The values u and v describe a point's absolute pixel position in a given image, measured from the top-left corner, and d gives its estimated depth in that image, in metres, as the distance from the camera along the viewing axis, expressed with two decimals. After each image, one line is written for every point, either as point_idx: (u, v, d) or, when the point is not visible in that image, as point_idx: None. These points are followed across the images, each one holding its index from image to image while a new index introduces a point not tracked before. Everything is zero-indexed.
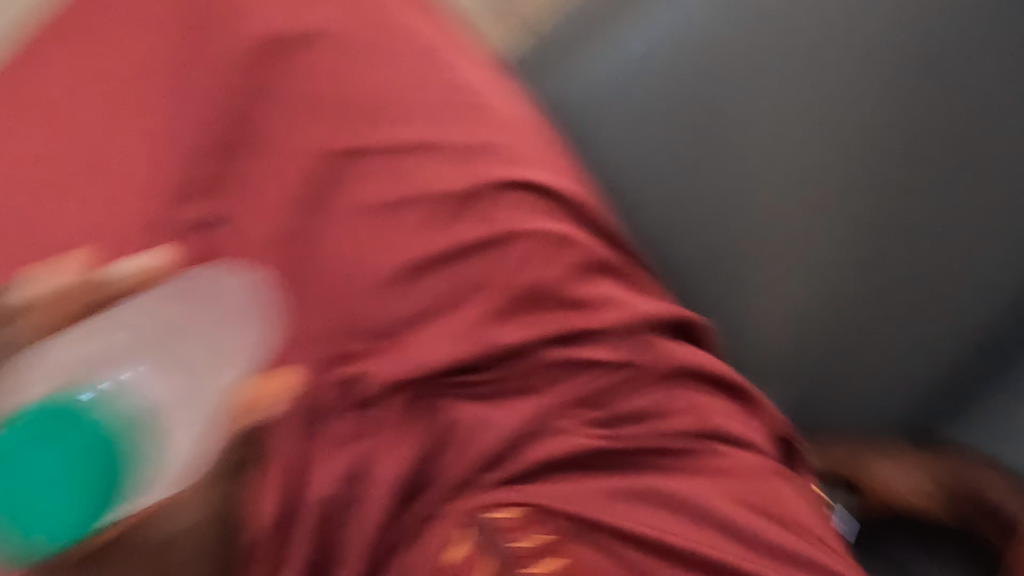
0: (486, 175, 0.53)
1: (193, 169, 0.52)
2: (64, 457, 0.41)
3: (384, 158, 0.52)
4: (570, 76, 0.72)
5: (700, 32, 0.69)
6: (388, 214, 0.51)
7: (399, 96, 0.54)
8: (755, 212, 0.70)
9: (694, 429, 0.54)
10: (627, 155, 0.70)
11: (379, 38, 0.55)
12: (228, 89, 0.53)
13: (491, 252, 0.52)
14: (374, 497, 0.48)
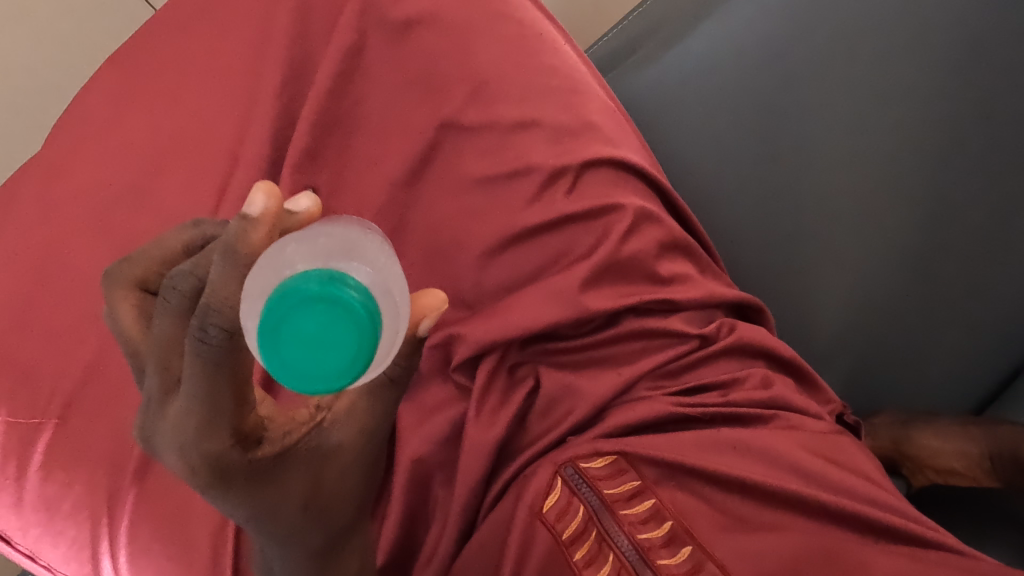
0: (581, 153, 0.57)
1: (310, 141, 0.56)
2: (323, 316, 0.29)
3: (488, 132, 0.56)
4: (642, 73, 0.74)
5: (771, 35, 0.72)
6: (493, 188, 0.56)
7: (503, 75, 0.57)
8: (815, 209, 0.72)
9: (766, 399, 0.57)
10: (698, 145, 0.72)
11: (484, 19, 0.58)
12: (336, 57, 0.56)
13: (586, 226, 0.56)
14: (473, 444, 0.53)
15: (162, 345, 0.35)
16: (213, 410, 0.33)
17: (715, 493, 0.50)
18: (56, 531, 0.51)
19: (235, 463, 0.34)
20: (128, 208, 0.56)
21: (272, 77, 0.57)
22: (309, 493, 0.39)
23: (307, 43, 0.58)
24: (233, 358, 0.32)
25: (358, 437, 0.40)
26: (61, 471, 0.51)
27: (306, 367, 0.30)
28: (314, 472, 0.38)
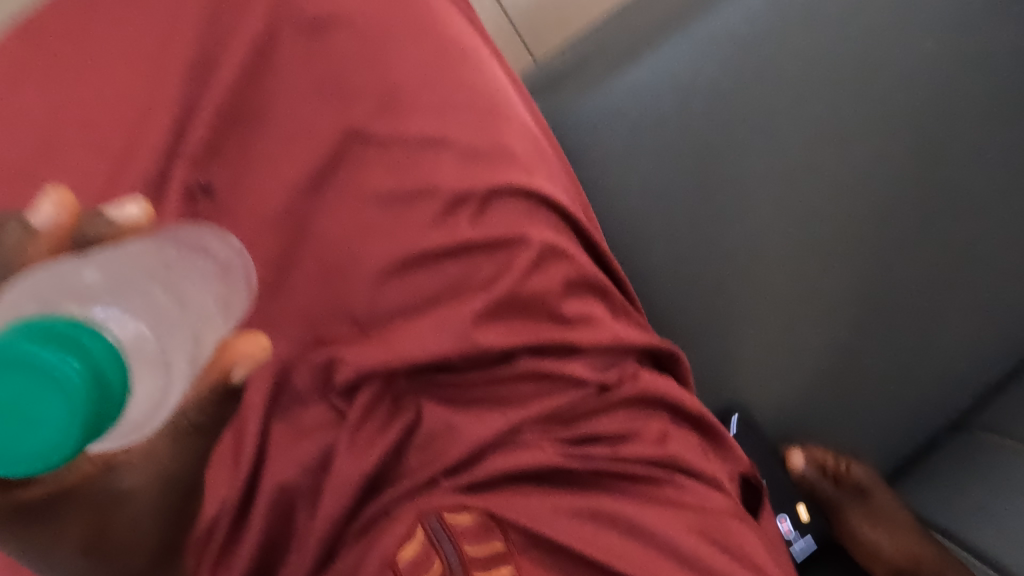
0: (492, 179, 0.53)
1: (205, 135, 0.52)
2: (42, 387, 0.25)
3: (394, 145, 0.53)
4: (592, 91, 0.69)
5: (724, 73, 0.69)
6: (393, 206, 0.53)
7: (419, 90, 0.54)
8: (743, 261, 0.71)
9: (659, 456, 0.54)
10: (636, 176, 0.69)
11: (408, 31, 0.55)
12: (242, 47, 0.53)
13: (489, 257, 0.53)
14: (343, 476, 0.51)
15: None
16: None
17: (581, 557, 0.48)
18: None
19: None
20: (1, 191, 0.52)
21: (178, 66, 0.54)
22: (85, 531, 0.33)
23: (216, 31, 0.54)
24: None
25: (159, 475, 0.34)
26: None
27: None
28: (97, 512, 0.33)
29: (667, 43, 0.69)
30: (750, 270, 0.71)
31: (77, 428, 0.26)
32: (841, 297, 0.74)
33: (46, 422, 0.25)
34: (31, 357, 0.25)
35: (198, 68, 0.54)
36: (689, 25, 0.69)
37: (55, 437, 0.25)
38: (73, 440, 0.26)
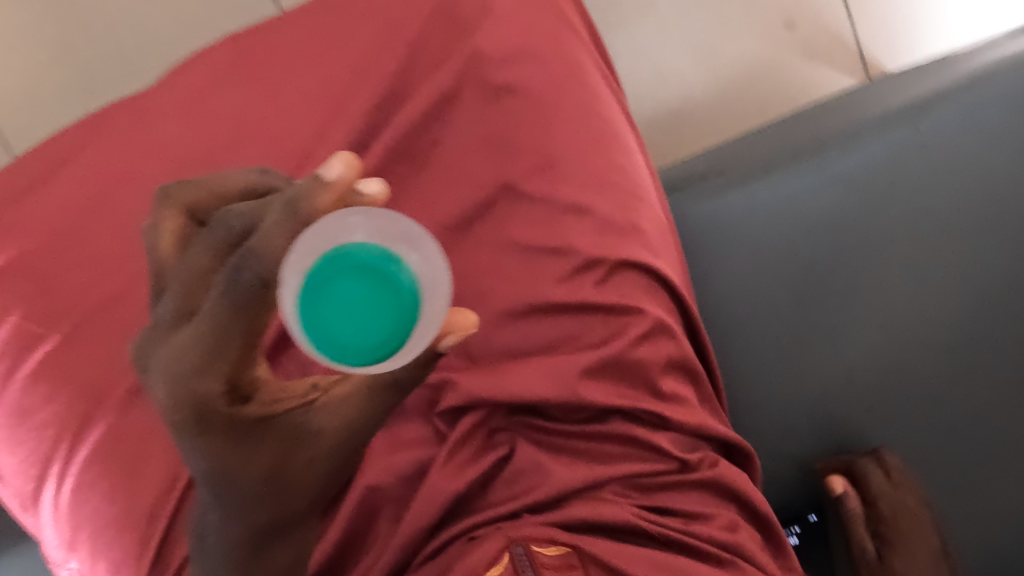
0: (621, 253, 0.59)
1: (381, 165, 0.59)
2: (365, 293, 0.33)
3: (541, 203, 0.59)
4: (712, 199, 0.75)
5: (841, 207, 0.73)
6: (528, 257, 0.58)
7: (573, 162, 0.60)
8: (828, 386, 0.74)
9: (727, 540, 0.57)
10: (737, 286, 0.74)
11: (574, 108, 0.61)
12: (428, 93, 0.60)
13: (603, 319, 0.58)
14: (434, 491, 0.54)
15: (192, 274, 0.37)
16: (223, 346, 0.35)
17: None
18: (18, 440, 0.51)
19: (220, 410, 0.37)
20: (183, 164, 0.57)
21: (366, 95, 0.60)
22: (274, 465, 0.40)
23: (407, 75, 0.61)
24: (254, 304, 0.34)
25: (343, 426, 0.41)
26: (45, 383, 0.51)
27: (339, 335, 0.33)
28: (289, 447, 0.40)
29: (790, 171, 0.74)
30: (828, 398, 0.74)
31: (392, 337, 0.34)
32: (913, 442, 0.76)
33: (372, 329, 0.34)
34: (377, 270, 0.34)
35: (385, 102, 0.60)
36: (811, 160, 0.74)
37: (375, 340, 0.34)
38: (385, 348, 0.34)
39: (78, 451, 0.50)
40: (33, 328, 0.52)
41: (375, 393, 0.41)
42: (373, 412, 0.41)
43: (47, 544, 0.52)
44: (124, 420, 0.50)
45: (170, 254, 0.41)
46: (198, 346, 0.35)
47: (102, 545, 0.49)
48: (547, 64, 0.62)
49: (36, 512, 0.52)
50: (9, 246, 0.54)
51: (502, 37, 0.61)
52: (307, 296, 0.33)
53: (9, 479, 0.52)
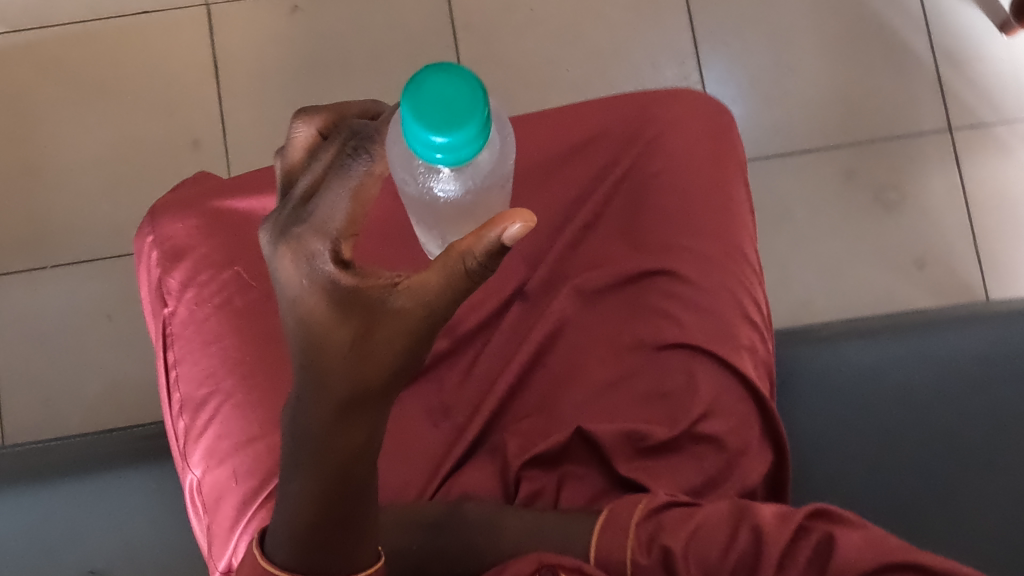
0: (706, 376, 0.72)
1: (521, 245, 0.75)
2: (455, 94, 0.47)
3: (660, 313, 0.74)
4: (804, 353, 0.86)
5: (921, 370, 0.83)
6: (643, 352, 0.74)
7: (700, 316, 0.74)
8: (914, 522, 0.78)
9: None
10: (821, 423, 0.82)
11: (709, 267, 0.75)
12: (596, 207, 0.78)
13: (684, 408, 0.71)
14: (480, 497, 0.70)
15: (321, 166, 0.52)
16: (335, 212, 0.50)
17: None
18: (204, 353, 0.70)
19: (324, 269, 0.50)
20: None
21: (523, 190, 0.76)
22: (359, 332, 0.51)
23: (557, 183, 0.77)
24: (362, 176, 0.51)
25: (416, 306, 0.52)
26: (235, 321, 0.70)
27: (435, 117, 0.47)
28: (370, 318, 0.51)
29: (872, 336, 0.85)
30: (906, 535, 0.78)
31: (475, 119, 0.48)
32: None
33: (462, 116, 0.47)
34: (462, 86, 0.48)
35: (564, 214, 0.79)
36: (910, 332, 0.85)
37: (460, 119, 0.47)
38: (471, 128, 0.47)
39: (248, 375, 0.68)
40: (245, 279, 0.71)
41: (447, 284, 0.51)
42: (442, 298, 0.52)
43: (187, 442, 0.69)
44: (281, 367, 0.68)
45: (297, 157, 0.54)
46: (320, 210, 0.50)
47: (236, 449, 0.67)
48: (698, 229, 0.77)
49: (190, 415, 0.69)
50: (235, 223, 0.73)
51: (679, 170, 0.78)
52: (409, 94, 0.48)
53: (180, 383, 0.71)
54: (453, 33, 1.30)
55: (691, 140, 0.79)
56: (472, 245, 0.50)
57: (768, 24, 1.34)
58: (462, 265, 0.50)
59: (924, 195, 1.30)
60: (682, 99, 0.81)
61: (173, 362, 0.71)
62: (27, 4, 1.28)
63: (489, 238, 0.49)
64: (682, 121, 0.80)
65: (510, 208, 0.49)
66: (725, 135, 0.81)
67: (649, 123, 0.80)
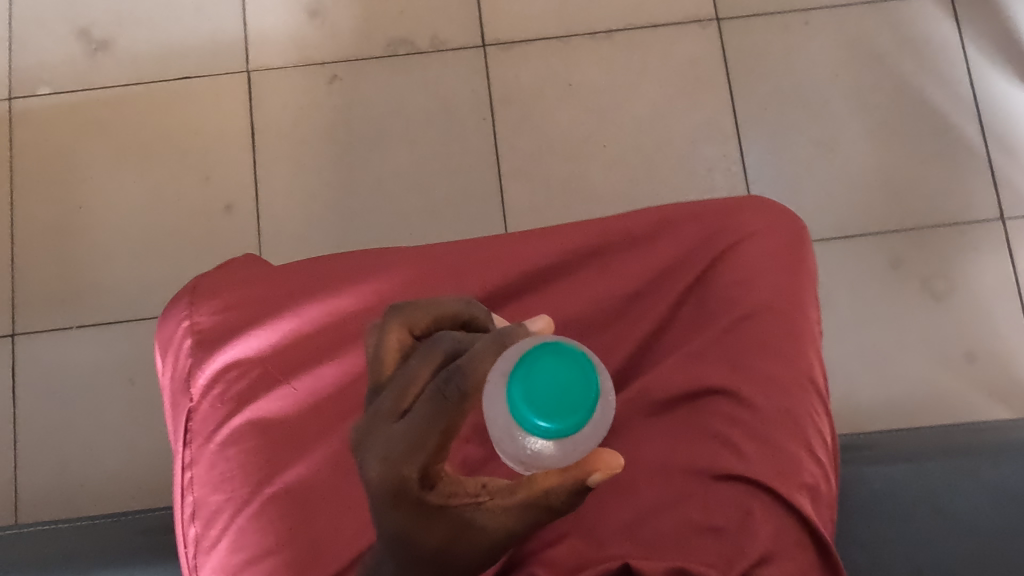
0: (765, 515, 0.61)
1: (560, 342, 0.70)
2: (567, 379, 0.46)
3: (717, 440, 0.64)
4: (855, 473, 0.80)
5: (984, 502, 0.76)
6: (695, 479, 0.63)
7: (763, 445, 0.64)
8: None
9: None
10: (867, 548, 0.76)
11: (775, 392, 0.66)
12: (658, 315, 0.71)
13: (742, 548, 0.60)
14: None
15: (411, 382, 0.50)
16: (425, 440, 0.48)
17: None
18: (222, 456, 0.66)
19: (412, 489, 0.49)
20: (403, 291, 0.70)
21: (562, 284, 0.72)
22: (443, 542, 0.50)
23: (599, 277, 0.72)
24: (452, 411, 0.47)
25: (501, 526, 0.51)
26: (259, 426, 0.67)
27: (542, 404, 0.46)
28: (456, 532, 0.50)
29: (931, 461, 0.79)
30: None
31: (586, 405, 0.46)
32: None
33: (574, 403, 0.45)
34: (576, 368, 0.46)
35: (621, 320, 0.72)
36: (958, 457, 0.79)
37: (569, 406, 0.45)
38: (579, 414, 0.45)
39: (270, 486, 0.65)
40: (276, 381, 0.68)
41: (525, 511, 0.51)
42: (523, 521, 0.51)
43: (199, 552, 0.66)
44: (307, 480, 0.65)
45: (392, 365, 0.54)
46: (408, 434, 0.48)
47: (247, 566, 0.63)
48: (765, 347, 0.67)
49: (202, 523, 0.66)
50: (265, 313, 0.70)
51: (746, 289, 0.69)
52: (519, 378, 0.46)
53: (194, 486, 0.67)
54: (490, 106, 1.29)
55: (759, 243, 0.71)
56: (556, 483, 0.50)
57: (812, 105, 1.31)
58: (544, 499, 0.50)
59: (975, 286, 1.25)
60: (747, 207, 0.73)
61: (189, 461, 0.68)
62: (76, 68, 1.31)
63: (574, 476, 0.49)
64: (756, 238, 0.71)
65: (599, 448, 0.50)
66: (799, 244, 0.73)
67: (718, 235, 0.72)
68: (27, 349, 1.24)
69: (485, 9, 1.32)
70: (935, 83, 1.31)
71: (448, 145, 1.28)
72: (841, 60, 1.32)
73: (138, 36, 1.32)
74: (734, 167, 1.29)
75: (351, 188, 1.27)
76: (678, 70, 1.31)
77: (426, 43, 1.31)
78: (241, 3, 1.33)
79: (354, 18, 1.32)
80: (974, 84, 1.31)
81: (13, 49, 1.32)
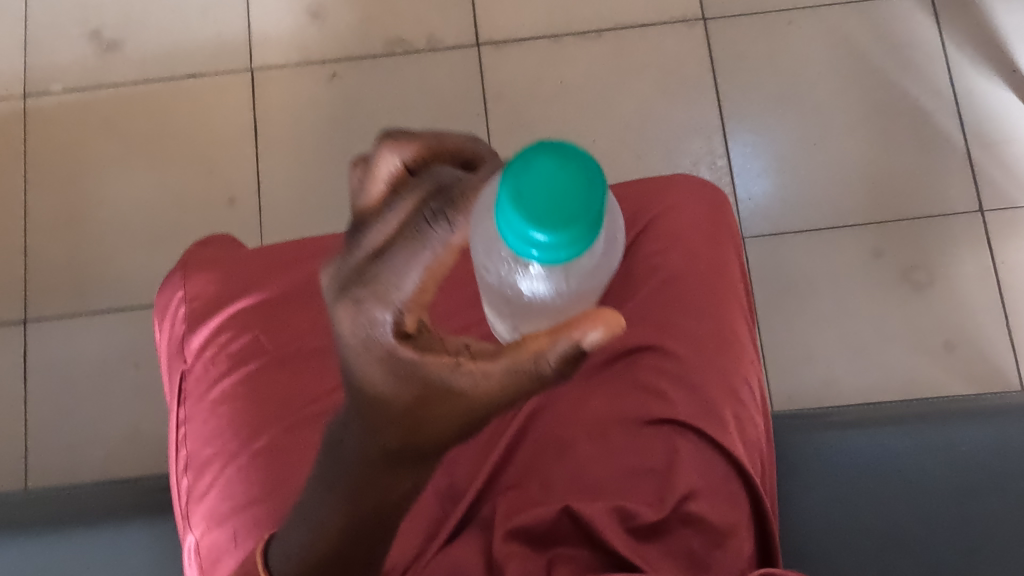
0: (692, 456, 0.65)
1: None
2: (567, 182, 0.42)
3: (649, 389, 0.68)
4: (812, 435, 0.85)
5: (926, 461, 0.81)
6: (631, 427, 0.66)
7: (691, 393, 0.68)
8: None
9: None
10: (816, 502, 0.81)
11: (706, 346, 0.70)
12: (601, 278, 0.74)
13: (671, 485, 0.64)
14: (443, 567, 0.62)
15: (396, 213, 0.46)
16: (404, 283, 0.44)
17: None
18: (213, 413, 0.71)
19: (385, 340, 0.46)
20: None
21: None
22: (413, 402, 0.48)
23: None
24: (435, 246, 0.44)
25: (479, 392, 0.47)
26: (244, 386, 0.71)
27: (541, 211, 0.41)
28: (430, 392, 0.47)
29: (882, 424, 0.84)
30: None
31: (589, 213, 0.42)
32: None
33: (576, 211, 0.41)
34: (577, 172, 0.42)
35: None
36: (917, 421, 0.83)
37: (571, 213, 0.41)
38: (582, 220, 0.41)
39: (256, 440, 0.69)
40: (261, 343, 0.72)
41: (509, 377, 0.46)
42: (506, 389, 0.47)
43: (190, 501, 0.70)
44: (287, 434, 0.69)
45: (377, 196, 0.47)
46: (387, 271, 0.45)
47: (231, 514, 0.67)
48: (694, 304, 0.71)
49: (193, 474, 0.71)
50: (253, 283, 0.75)
51: (674, 253, 0.73)
52: (515, 179, 0.42)
53: (187, 441, 0.72)
54: (484, 103, 1.34)
55: (689, 211, 0.76)
56: (546, 347, 0.45)
57: (796, 102, 1.35)
58: (533, 365, 0.46)
59: (954, 277, 1.28)
60: (677, 180, 0.78)
61: (183, 419, 0.73)
62: (87, 67, 1.37)
63: (567, 342, 0.45)
64: (681, 208, 0.76)
65: (601, 308, 0.44)
66: (722, 213, 0.78)
67: (654, 204, 0.76)
68: (37, 334, 1.29)
69: (480, 9, 1.37)
70: (917, 80, 1.35)
71: None
72: (824, 59, 1.36)
73: (147, 36, 1.38)
74: (719, 161, 1.33)
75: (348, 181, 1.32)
76: (666, 69, 1.36)
77: (422, 43, 1.36)
78: (246, 4, 1.38)
79: (354, 19, 1.37)
80: (954, 82, 1.35)
81: (27, 48, 1.38)
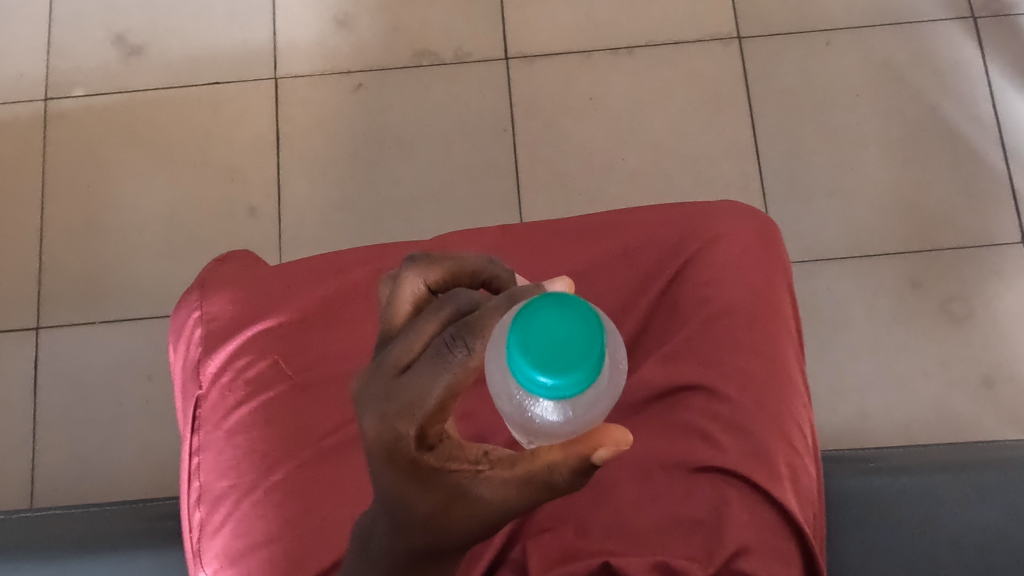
0: (743, 507, 0.61)
1: None
2: (570, 328, 0.41)
3: (696, 434, 0.64)
4: (859, 484, 0.80)
5: (985, 514, 0.76)
6: (676, 476, 0.63)
7: (741, 439, 0.64)
8: None
9: None
10: (865, 554, 0.76)
11: (757, 388, 0.66)
12: (643, 309, 0.70)
13: (720, 540, 0.60)
14: None
15: (420, 338, 0.46)
16: (427, 398, 0.45)
17: None
18: (230, 443, 0.68)
19: (408, 449, 0.46)
20: None
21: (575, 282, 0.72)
22: (437, 509, 0.48)
23: (609, 272, 0.71)
24: (455, 371, 0.44)
25: (498, 498, 0.48)
26: (263, 417, 0.68)
27: (544, 359, 0.40)
28: (451, 498, 0.48)
29: (935, 474, 0.79)
30: None
31: (593, 357, 0.40)
32: None
33: (581, 355, 0.40)
34: (580, 317, 0.41)
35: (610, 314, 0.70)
36: (973, 472, 0.79)
37: (576, 359, 0.40)
38: (586, 367, 0.40)
39: (275, 473, 0.66)
40: (281, 370, 0.69)
41: (525, 487, 0.48)
42: (522, 497, 0.48)
43: (202, 537, 0.67)
44: (309, 469, 0.65)
45: (403, 315, 0.50)
46: (409, 391, 0.45)
47: (249, 551, 0.64)
48: (744, 341, 0.67)
49: (206, 508, 0.68)
50: (275, 305, 0.72)
51: (720, 285, 0.69)
52: (516, 326, 0.41)
53: (201, 472, 0.69)
54: (511, 118, 1.31)
55: (737, 241, 0.72)
56: (559, 459, 0.47)
57: (832, 125, 1.31)
58: (548, 476, 0.47)
59: (994, 311, 1.23)
60: (724, 207, 0.74)
61: (197, 448, 0.70)
62: (110, 73, 1.35)
63: (579, 454, 0.46)
64: (724, 238, 0.72)
65: (605, 423, 0.47)
66: (772, 243, 0.74)
67: (701, 231, 0.72)
68: (49, 343, 1.26)
69: (509, 24, 1.34)
70: (958, 105, 1.31)
71: (467, 154, 1.30)
72: (862, 81, 1.32)
73: (171, 41, 1.36)
74: (752, 184, 1.29)
75: (370, 194, 1.29)
76: (699, 87, 1.32)
77: (450, 55, 1.33)
78: (272, 12, 1.36)
79: (381, 30, 1.35)
80: (997, 107, 1.30)
81: (50, 52, 1.36)
